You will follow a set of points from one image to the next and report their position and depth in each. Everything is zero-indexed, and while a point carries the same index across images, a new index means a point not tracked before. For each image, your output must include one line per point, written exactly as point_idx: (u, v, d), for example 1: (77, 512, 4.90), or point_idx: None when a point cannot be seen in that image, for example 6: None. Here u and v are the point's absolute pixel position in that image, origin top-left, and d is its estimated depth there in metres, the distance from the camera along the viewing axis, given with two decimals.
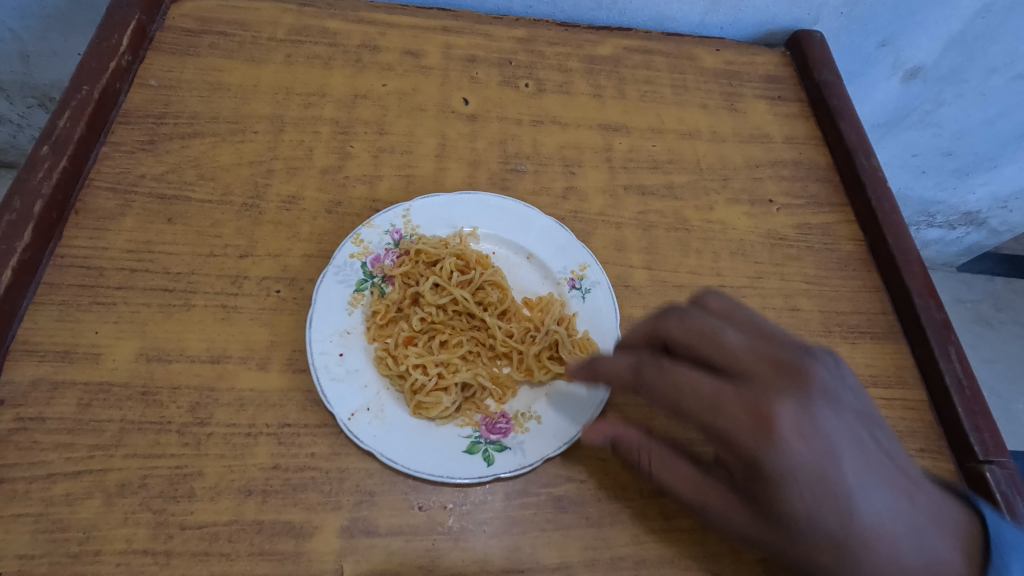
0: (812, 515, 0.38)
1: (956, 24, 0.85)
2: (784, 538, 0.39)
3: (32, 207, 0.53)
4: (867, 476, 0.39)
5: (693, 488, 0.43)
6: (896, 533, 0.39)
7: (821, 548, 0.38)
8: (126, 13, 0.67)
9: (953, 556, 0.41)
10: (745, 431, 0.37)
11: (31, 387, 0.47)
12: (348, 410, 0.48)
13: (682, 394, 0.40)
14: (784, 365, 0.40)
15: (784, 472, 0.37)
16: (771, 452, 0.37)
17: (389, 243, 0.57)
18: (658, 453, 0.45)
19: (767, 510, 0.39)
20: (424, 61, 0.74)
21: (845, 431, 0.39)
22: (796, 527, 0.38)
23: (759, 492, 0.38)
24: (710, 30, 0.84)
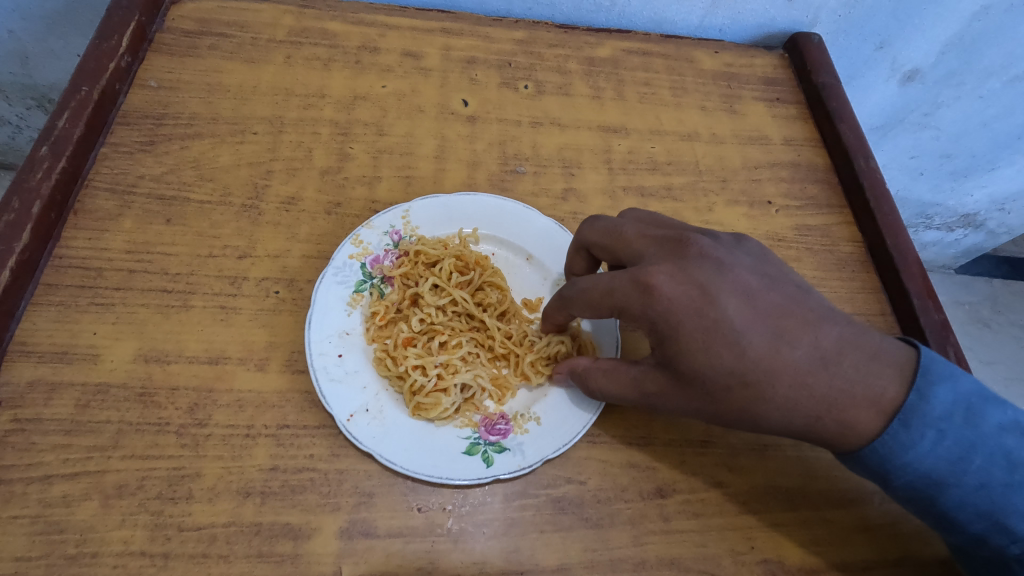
0: (708, 358, 0.43)
1: (953, 27, 0.85)
2: (697, 382, 0.44)
3: (31, 207, 0.53)
4: (757, 321, 0.43)
5: (629, 383, 0.47)
6: (806, 366, 0.42)
7: (726, 384, 0.43)
8: (126, 14, 0.67)
9: (887, 379, 0.42)
10: (628, 294, 0.45)
11: (29, 388, 0.47)
12: (347, 411, 0.47)
13: (588, 293, 0.48)
14: (668, 245, 0.47)
15: (666, 318, 0.43)
16: (650, 303, 0.44)
17: (388, 244, 0.57)
18: (598, 373, 0.48)
19: (673, 361, 0.44)
20: (424, 63, 0.74)
21: (729, 285, 0.44)
22: (698, 368, 0.43)
23: (661, 348, 0.44)
24: (708, 32, 0.85)
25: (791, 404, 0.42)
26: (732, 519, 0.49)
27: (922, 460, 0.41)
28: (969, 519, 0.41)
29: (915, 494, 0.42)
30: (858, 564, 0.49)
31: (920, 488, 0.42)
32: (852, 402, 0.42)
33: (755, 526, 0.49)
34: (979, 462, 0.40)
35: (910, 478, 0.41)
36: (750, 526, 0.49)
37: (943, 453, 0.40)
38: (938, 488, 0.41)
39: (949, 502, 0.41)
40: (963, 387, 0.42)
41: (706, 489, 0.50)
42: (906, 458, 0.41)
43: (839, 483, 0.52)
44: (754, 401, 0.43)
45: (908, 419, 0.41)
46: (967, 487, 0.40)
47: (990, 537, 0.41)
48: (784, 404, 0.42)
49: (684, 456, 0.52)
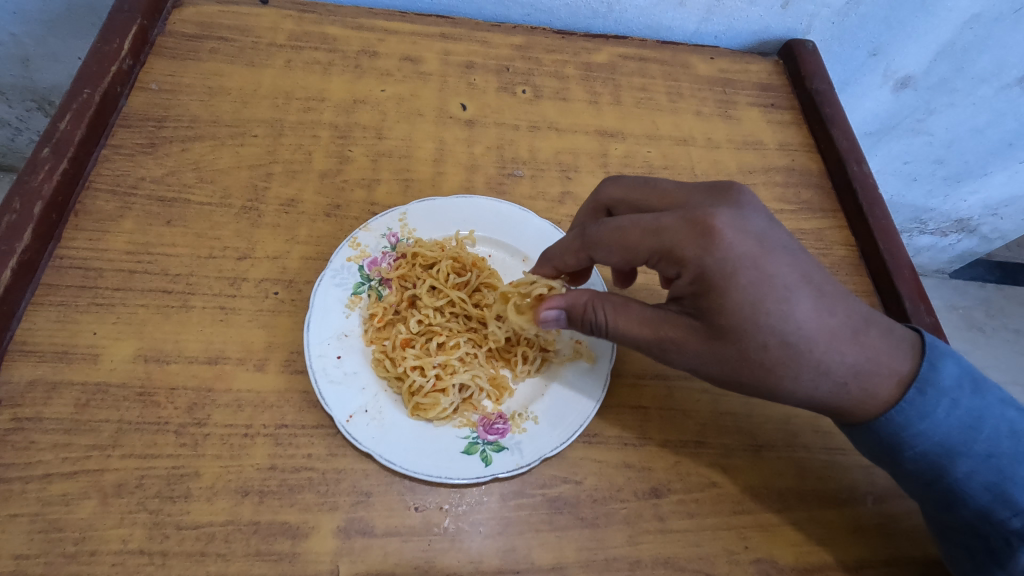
0: (756, 304, 0.42)
1: (945, 34, 0.86)
2: (734, 332, 0.43)
3: (32, 208, 0.54)
4: (803, 279, 0.43)
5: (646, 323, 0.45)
6: (837, 330, 0.43)
7: (762, 337, 0.42)
8: (128, 18, 0.67)
9: (902, 357, 0.45)
10: (677, 233, 0.44)
11: (29, 388, 0.48)
12: (346, 412, 0.48)
13: (627, 235, 0.46)
14: (716, 198, 0.47)
15: (720, 264, 0.42)
16: (709, 245, 0.43)
17: (385, 246, 0.58)
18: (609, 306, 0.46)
19: (711, 311, 0.43)
20: (422, 67, 0.75)
21: (779, 241, 0.44)
22: (738, 317, 0.42)
23: (704, 293, 0.43)
24: (704, 38, 0.86)
25: (821, 363, 0.43)
26: (726, 519, 0.50)
27: (935, 428, 0.44)
28: (976, 489, 0.43)
29: (928, 464, 0.44)
30: (851, 563, 0.49)
31: (934, 457, 0.44)
32: (873, 372, 0.44)
33: (748, 526, 0.50)
34: (986, 432, 0.43)
35: (925, 447, 0.44)
36: (744, 525, 0.50)
37: (955, 422, 0.43)
38: (950, 458, 0.43)
39: (960, 473, 0.43)
40: (967, 364, 0.46)
41: (701, 489, 0.51)
42: (921, 426, 0.43)
43: (832, 484, 0.53)
44: (790, 356, 0.43)
45: (923, 387, 0.44)
46: (976, 456, 0.43)
47: (993, 509, 0.43)
48: (816, 360, 0.43)
49: (679, 457, 0.52)
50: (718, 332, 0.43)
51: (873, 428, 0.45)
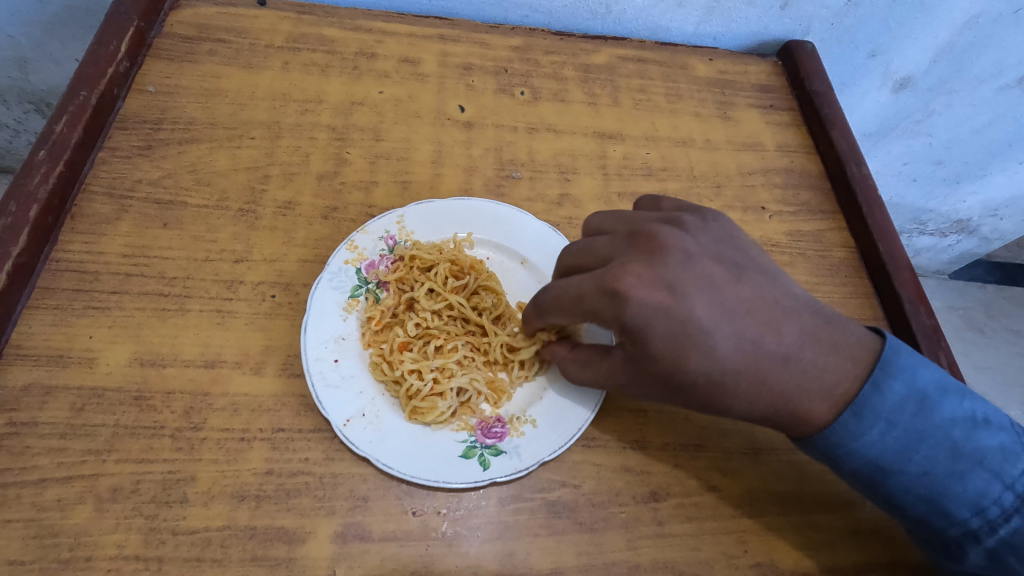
0: (681, 360, 0.43)
1: (944, 35, 0.86)
2: (670, 385, 0.45)
3: (28, 211, 0.53)
4: (724, 319, 0.43)
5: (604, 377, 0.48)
6: (766, 363, 0.43)
7: (693, 381, 0.44)
8: (125, 20, 0.67)
9: (845, 370, 0.44)
10: (599, 300, 0.44)
11: (25, 392, 0.47)
12: (343, 416, 0.48)
13: (560, 302, 0.46)
14: (635, 242, 0.46)
15: (636, 322, 0.43)
16: (625, 307, 0.43)
17: (383, 249, 0.57)
18: (575, 370, 0.50)
19: (644, 362, 0.44)
20: (421, 69, 0.75)
21: (696, 282, 0.44)
22: (665, 368, 0.44)
23: (634, 351, 0.44)
24: (703, 40, 0.86)
25: (752, 397, 0.44)
26: (726, 522, 0.50)
27: (866, 448, 0.43)
28: (912, 502, 0.43)
29: (863, 479, 0.44)
30: (851, 567, 0.49)
31: (867, 473, 0.43)
32: (808, 394, 0.43)
33: (748, 529, 0.50)
34: (924, 451, 0.42)
35: (858, 464, 0.43)
36: (744, 529, 0.50)
37: (891, 441, 0.42)
38: (884, 475, 0.43)
39: (894, 488, 0.43)
40: (920, 379, 0.43)
41: (700, 493, 0.51)
42: (854, 447, 0.43)
43: (832, 487, 0.52)
44: (723, 398, 0.44)
45: (859, 410, 0.43)
46: (911, 474, 0.42)
47: (931, 519, 0.42)
48: (751, 399, 0.44)
49: (678, 460, 0.52)
50: (660, 385, 0.45)
51: (807, 445, 0.45)
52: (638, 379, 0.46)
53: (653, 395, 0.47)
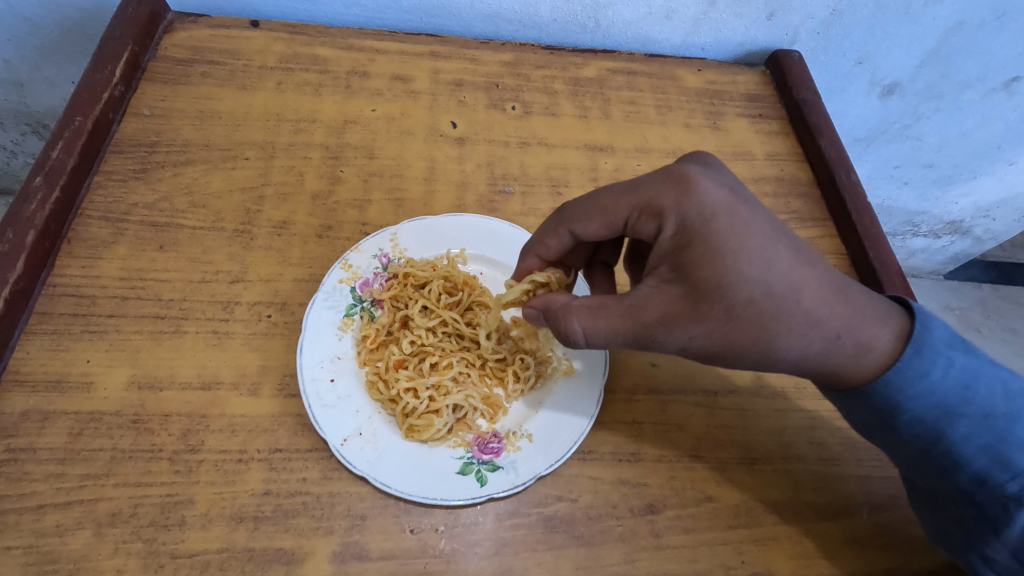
0: (736, 267, 0.41)
1: (929, 42, 0.87)
2: (717, 304, 0.42)
3: (25, 237, 0.54)
4: (782, 232, 0.43)
5: (627, 313, 0.44)
6: (824, 285, 0.42)
7: (751, 295, 0.41)
8: (119, 45, 0.68)
9: (890, 310, 0.44)
10: (655, 194, 0.45)
11: (23, 418, 0.48)
12: (340, 435, 0.48)
13: (609, 203, 0.48)
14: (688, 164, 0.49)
15: (698, 210, 0.43)
16: (686, 196, 0.44)
17: (377, 267, 0.58)
18: (580, 317, 0.46)
19: (697, 270, 0.42)
20: (413, 86, 0.76)
21: (750, 197, 0.45)
22: (723, 275, 0.41)
23: (682, 260, 0.43)
24: (691, 51, 0.87)
25: (811, 318, 0.41)
26: (722, 533, 0.50)
27: (928, 391, 0.43)
28: (974, 452, 0.42)
29: (923, 430, 0.43)
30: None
31: (933, 418, 0.43)
32: (863, 320, 0.42)
33: (745, 540, 0.50)
34: (981, 392, 0.43)
35: (921, 410, 0.43)
36: (741, 540, 0.50)
37: (953, 383, 0.43)
38: (950, 419, 0.43)
39: (957, 435, 0.43)
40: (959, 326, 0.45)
41: (696, 504, 0.51)
42: (920, 387, 0.42)
43: (827, 495, 0.53)
44: (781, 317, 0.41)
45: (920, 346, 0.43)
46: (972, 419, 0.42)
47: (993, 473, 0.42)
48: (800, 328, 0.41)
49: (674, 471, 0.52)
50: (704, 306, 0.42)
51: (867, 397, 0.44)
52: (677, 304, 0.43)
53: (689, 330, 0.43)
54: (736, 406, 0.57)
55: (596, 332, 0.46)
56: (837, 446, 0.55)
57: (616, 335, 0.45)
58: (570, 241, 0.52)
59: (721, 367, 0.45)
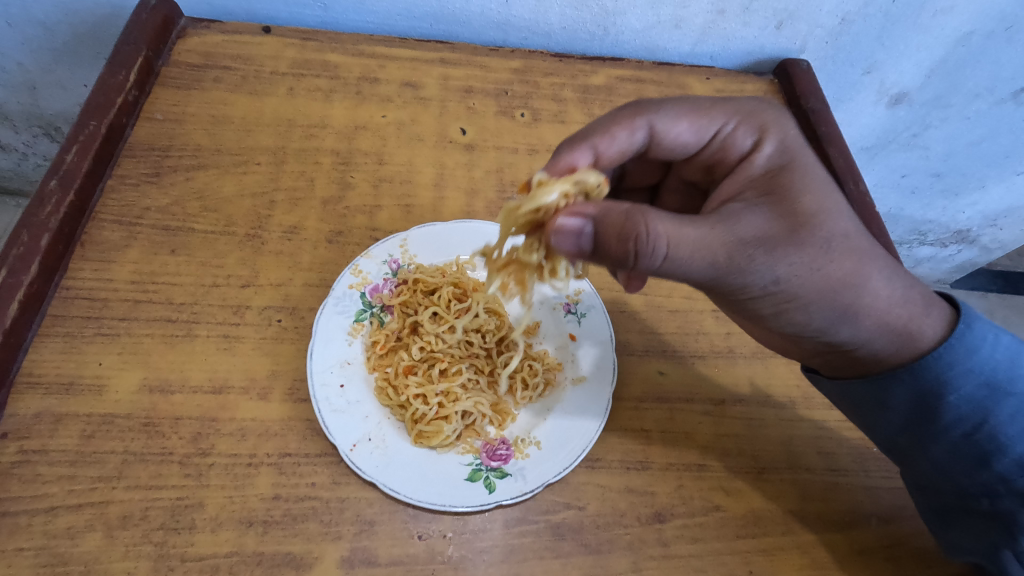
0: (833, 197, 0.45)
1: (938, 52, 0.88)
2: (819, 227, 0.43)
3: (39, 240, 0.54)
4: None
5: (723, 224, 0.42)
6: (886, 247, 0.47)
7: (846, 232, 0.44)
8: (133, 50, 0.69)
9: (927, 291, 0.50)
10: (757, 115, 0.50)
11: (35, 420, 0.48)
12: (350, 440, 0.48)
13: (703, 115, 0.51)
14: None
15: (796, 143, 0.49)
16: (786, 127, 0.50)
17: (387, 272, 0.58)
18: (665, 220, 0.39)
19: (798, 195, 0.44)
20: (422, 92, 0.76)
21: None
22: (824, 199, 0.44)
23: (781, 181, 0.46)
24: (699, 59, 0.88)
25: (889, 267, 0.45)
26: (730, 543, 0.50)
27: (975, 369, 0.46)
28: (1017, 434, 0.45)
29: (969, 410, 0.46)
30: None
31: (982, 397, 0.46)
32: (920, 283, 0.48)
33: (753, 550, 0.50)
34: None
35: (970, 388, 0.46)
36: (749, 550, 0.50)
37: (999, 362, 0.46)
38: (996, 398, 0.46)
39: (1002, 415, 0.46)
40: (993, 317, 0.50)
41: (704, 513, 0.51)
42: (973, 361, 0.46)
43: (835, 506, 0.53)
44: (868, 253, 0.44)
45: (970, 321, 0.46)
46: (1017, 398, 0.46)
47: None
48: (879, 278, 0.45)
49: (681, 480, 0.52)
50: (805, 229, 0.43)
51: (923, 371, 0.46)
52: (779, 224, 0.43)
53: (788, 255, 0.42)
54: (744, 416, 0.57)
55: (682, 241, 0.40)
56: (845, 456, 0.55)
57: (705, 247, 0.40)
58: (641, 140, 0.52)
59: (798, 301, 0.44)
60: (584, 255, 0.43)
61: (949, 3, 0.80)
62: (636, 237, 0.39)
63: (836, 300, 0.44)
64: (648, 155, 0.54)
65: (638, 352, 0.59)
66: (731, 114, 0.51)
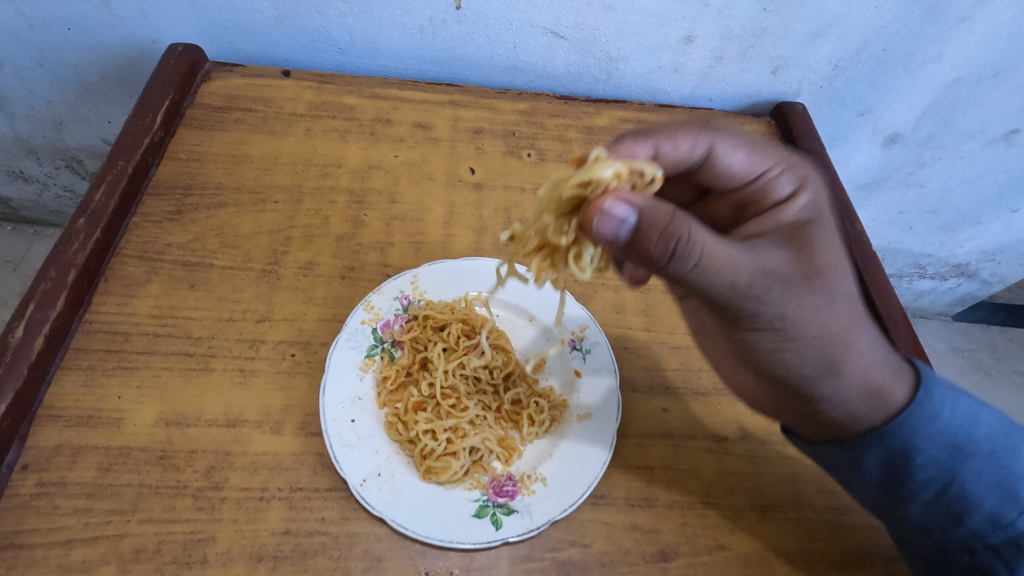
0: (842, 261, 0.49)
1: (929, 95, 0.91)
2: (830, 278, 0.47)
3: (66, 276, 0.56)
4: None
5: (752, 255, 0.44)
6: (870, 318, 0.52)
7: (850, 290, 0.48)
8: (160, 94, 0.73)
9: None
10: (800, 168, 0.54)
11: (55, 452, 0.49)
12: (360, 475, 0.49)
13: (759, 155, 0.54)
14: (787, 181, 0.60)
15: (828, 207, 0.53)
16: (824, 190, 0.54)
17: (398, 308, 0.60)
18: (705, 235, 0.40)
19: (820, 247, 0.48)
20: (433, 133, 0.80)
21: None
22: (839, 257, 0.48)
23: (807, 232, 0.49)
24: (699, 101, 0.92)
25: (871, 334, 0.49)
26: None
27: (940, 433, 0.48)
28: (983, 491, 0.47)
29: (937, 470, 0.48)
30: None
31: (946, 456, 0.48)
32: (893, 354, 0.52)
33: None
34: (983, 432, 0.49)
35: (934, 450, 0.48)
36: None
37: (958, 423, 0.48)
38: (960, 457, 0.48)
39: (967, 473, 0.47)
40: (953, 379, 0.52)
41: (708, 552, 0.51)
42: (932, 425, 0.48)
43: (840, 545, 0.53)
44: (859, 319, 0.48)
45: (927, 387, 0.49)
46: (979, 457, 0.48)
47: (1002, 511, 0.47)
48: (862, 343, 0.49)
49: (685, 518, 0.53)
50: (817, 278, 0.46)
51: (888, 435, 0.49)
52: (796, 268, 0.46)
53: (798, 295, 0.45)
54: (747, 453, 0.57)
55: (714, 260, 0.41)
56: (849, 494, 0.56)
57: (733, 270, 0.42)
58: (698, 156, 0.54)
59: (789, 342, 0.47)
60: (615, 246, 0.41)
61: (938, 51, 0.84)
62: (675, 242, 0.39)
63: (819, 349, 0.47)
64: (694, 173, 0.56)
65: (642, 389, 0.60)
66: (781, 159, 0.54)
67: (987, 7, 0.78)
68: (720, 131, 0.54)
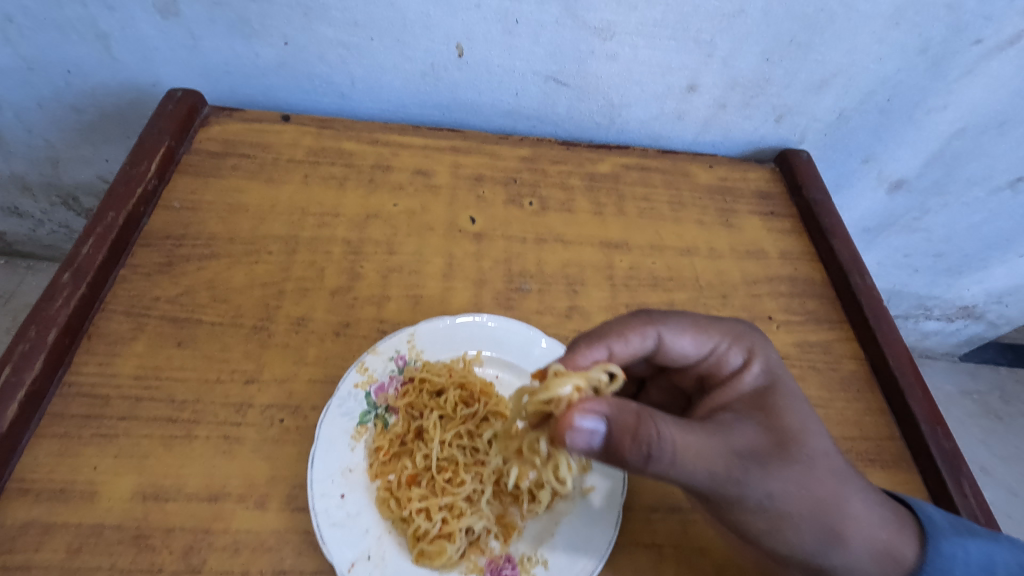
0: (814, 420, 0.47)
1: (934, 144, 0.90)
2: (801, 449, 0.45)
3: (46, 335, 0.54)
4: None
5: (721, 439, 0.44)
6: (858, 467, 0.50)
7: (827, 451, 0.46)
8: (156, 140, 0.71)
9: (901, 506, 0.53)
10: (746, 336, 0.53)
11: (22, 531, 0.46)
12: (348, 559, 0.46)
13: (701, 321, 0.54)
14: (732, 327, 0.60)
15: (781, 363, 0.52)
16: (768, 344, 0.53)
17: (393, 369, 0.57)
18: (675, 429, 0.42)
19: (787, 414, 0.47)
20: (433, 180, 0.78)
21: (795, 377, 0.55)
22: (810, 423, 0.47)
23: (772, 403, 0.48)
24: (703, 147, 0.91)
25: (862, 489, 0.47)
26: None
27: None
28: None
29: None
30: None
31: None
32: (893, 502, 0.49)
33: None
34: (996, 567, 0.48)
35: None
36: None
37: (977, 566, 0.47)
38: None
39: None
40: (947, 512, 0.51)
41: None
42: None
43: None
44: (845, 476, 0.46)
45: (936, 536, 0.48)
46: None
47: None
48: (857, 500, 0.46)
49: None
50: (787, 455, 0.45)
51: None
52: (766, 440, 0.45)
53: (777, 471, 0.44)
54: None
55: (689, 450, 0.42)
56: None
57: (709, 458, 0.42)
58: (650, 347, 0.53)
59: (787, 523, 0.44)
60: (595, 454, 0.43)
61: (942, 102, 0.83)
62: (649, 445, 0.41)
63: (818, 520, 0.45)
64: (653, 360, 0.55)
65: None
66: (726, 333, 0.53)
67: (992, 61, 0.78)
68: (665, 318, 0.53)
